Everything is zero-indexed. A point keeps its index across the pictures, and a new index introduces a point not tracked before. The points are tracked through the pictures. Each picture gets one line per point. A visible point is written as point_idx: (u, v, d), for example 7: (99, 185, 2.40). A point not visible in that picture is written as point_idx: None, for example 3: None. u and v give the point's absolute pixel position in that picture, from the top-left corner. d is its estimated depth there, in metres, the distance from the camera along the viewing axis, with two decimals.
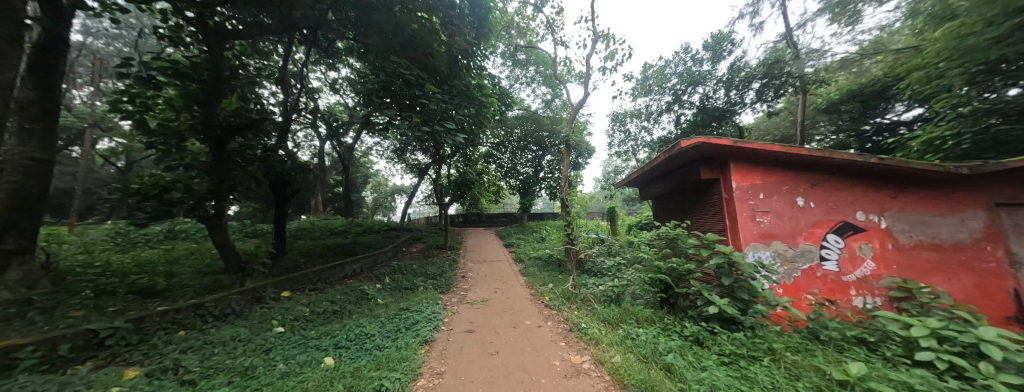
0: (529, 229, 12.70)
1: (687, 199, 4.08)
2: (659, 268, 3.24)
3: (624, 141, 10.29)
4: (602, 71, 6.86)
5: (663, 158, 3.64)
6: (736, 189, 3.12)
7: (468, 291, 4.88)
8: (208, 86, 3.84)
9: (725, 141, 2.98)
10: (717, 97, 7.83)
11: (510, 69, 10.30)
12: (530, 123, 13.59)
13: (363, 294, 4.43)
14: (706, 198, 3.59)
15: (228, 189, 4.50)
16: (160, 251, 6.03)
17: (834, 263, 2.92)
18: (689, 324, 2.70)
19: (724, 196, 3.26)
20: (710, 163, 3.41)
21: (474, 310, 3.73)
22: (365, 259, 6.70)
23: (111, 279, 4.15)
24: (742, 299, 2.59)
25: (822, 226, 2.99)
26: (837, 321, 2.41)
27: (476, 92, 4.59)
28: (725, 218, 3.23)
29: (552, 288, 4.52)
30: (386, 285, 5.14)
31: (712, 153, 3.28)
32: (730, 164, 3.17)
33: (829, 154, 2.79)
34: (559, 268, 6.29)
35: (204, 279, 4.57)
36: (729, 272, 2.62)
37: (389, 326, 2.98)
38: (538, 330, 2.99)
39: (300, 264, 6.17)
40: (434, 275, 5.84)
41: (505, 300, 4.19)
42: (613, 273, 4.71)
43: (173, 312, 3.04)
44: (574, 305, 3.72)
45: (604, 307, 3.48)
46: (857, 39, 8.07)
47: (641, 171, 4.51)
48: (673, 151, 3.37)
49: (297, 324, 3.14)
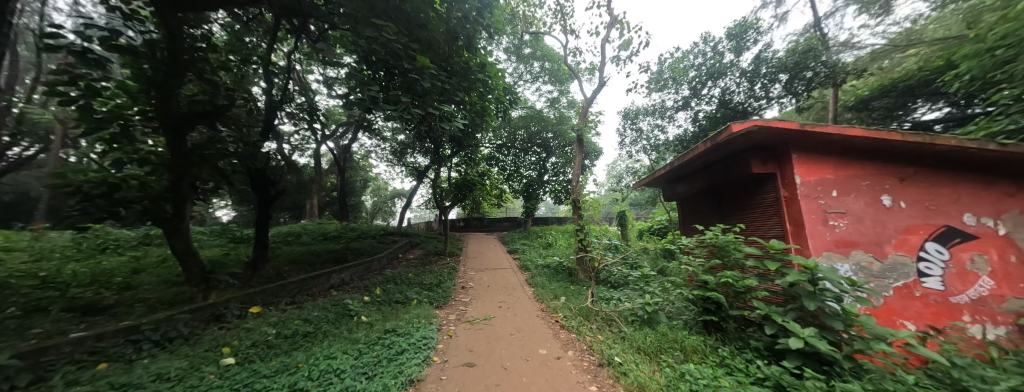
0: (534, 234, 12.10)
1: (729, 199, 3.45)
2: (706, 284, 2.61)
3: (636, 140, 9.56)
4: (616, 61, 6.27)
5: (702, 149, 3.04)
6: (801, 185, 2.52)
7: (468, 306, 4.24)
8: (165, 66, 3.27)
9: (790, 123, 2.38)
10: (739, 91, 7.24)
11: (515, 65, 9.77)
12: (535, 124, 12.97)
13: (345, 310, 3.81)
14: (756, 198, 2.99)
15: (192, 187, 3.92)
16: (128, 259, 5.43)
17: (938, 280, 2.29)
18: (757, 362, 2.04)
19: (785, 194, 2.65)
20: (764, 155, 2.80)
21: (474, 333, 3.07)
22: (355, 268, 6.07)
23: (50, 291, 3.53)
24: (829, 329, 1.97)
25: (917, 232, 2.37)
26: (977, 363, 1.73)
27: (480, 75, 3.98)
28: (786, 222, 2.62)
29: (566, 303, 3.90)
30: (374, 298, 4.52)
31: (768, 141, 2.67)
32: (793, 155, 2.57)
33: (932, 139, 2.18)
34: (571, 278, 5.64)
35: (164, 292, 3.95)
36: (811, 294, 2.02)
37: (366, 359, 2.33)
38: (557, 364, 2.33)
39: (283, 274, 5.56)
40: (429, 287, 5.22)
41: (514, 318, 3.54)
42: (637, 286, 4.06)
43: (96, 339, 2.40)
44: (596, 326, 3.08)
45: (634, 331, 2.82)
46: (885, 33, 7.52)
47: (668, 167, 3.88)
48: (717, 139, 2.78)
49: (254, 355, 2.50)
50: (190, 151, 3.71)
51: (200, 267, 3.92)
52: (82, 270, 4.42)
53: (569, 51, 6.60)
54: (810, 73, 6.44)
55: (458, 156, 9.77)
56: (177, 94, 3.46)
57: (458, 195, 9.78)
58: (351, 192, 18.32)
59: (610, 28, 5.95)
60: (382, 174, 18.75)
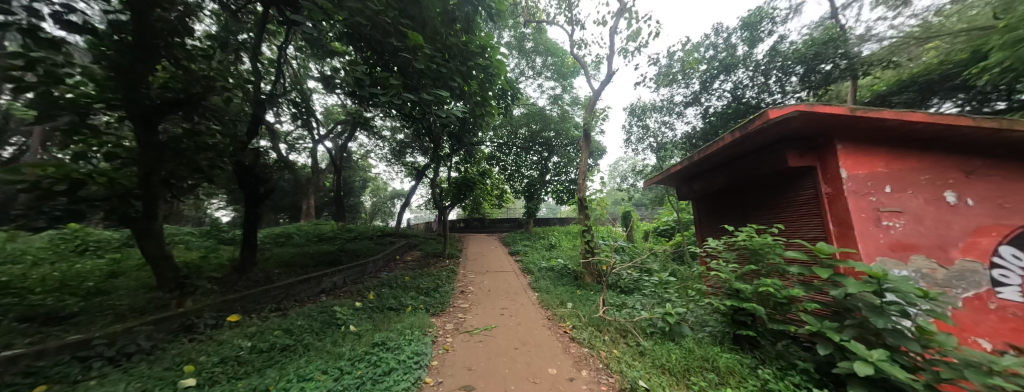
0: (536, 236, 11.76)
1: (756, 197, 3.13)
2: (738, 293, 2.27)
3: (642, 138, 9.22)
4: (624, 52, 5.96)
5: (729, 140, 2.72)
6: (849, 181, 2.20)
7: (468, 313, 3.91)
8: (131, 51, 2.94)
9: (838, 108, 2.06)
10: (751, 85, 6.93)
11: (517, 60, 9.47)
12: (537, 122, 12.64)
13: (333, 317, 3.49)
14: (792, 195, 2.67)
15: (167, 185, 3.60)
16: (108, 261, 5.12)
17: (1017, 290, 1.97)
18: (811, 389, 1.70)
19: (828, 192, 2.33)
20: (801, 146, 2.48)
21: (474, 347, 2.74)
22: (349, 271, 5.74)
23: (8, 298, 3.20)
24: (898, 350, 1.64)
25: (989, 234, 2.06)
26: None
27: (482, 59, 3.66)
28: (831, 222, 2.30)
29: (574, 311, 3.58)
30: (366, 304, 4.20)
31: (809, 130, 2.34)
32: (838, 145, 2.25)
33: (1013, 124, 1.87)
34: (577, 283, 5.30)
35: (137, 299, 3.63)
36: (875, 308, 1.68)
37: (347, 381, 1.99)
38: (571, 388, 1.99)
39: (271, 278, 5.24)
40: (426, 291, 4.89)
41: (517, 328, 3.22)
42: (651, 292, 3.73)
43: (34, 357, 2.07)
44: (610, 339, 2.76)
45: (654, 345, 2.50)
46: (903, 25, 7.19)
47: (686, 163, 3.55)
48: (748, 128, 2.45)
49: (220, 375, 2.18)
50: (162, 144, 3.39)
51: (174, 271, 3.61)
52: (51, 274, 4.09)
53: (575, 42, 6.30)
54: (828, 66, 6.11)
55: (458, 155, 9.44)
56: (145, 81, 3.13)
57: (458, 195, 9.47)
58: (350, 192, 18.05)
59: (618, 18, 5.66)
60: (382, 174, 18.46)
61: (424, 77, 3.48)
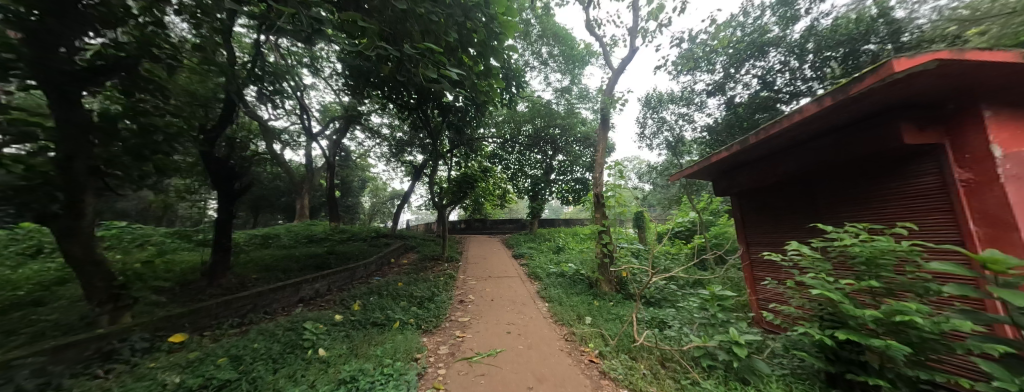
0: (541, 238, 10.98)
1: (834, 189, 2.47)
2: (846, 320, 1.59)
3: (657, 132, 8.54)
4: (646, 31, 5.31)
5: (808, 113, 2.05)
6: (1006, 163, 1.55)
7: (467, 330, 3.26)
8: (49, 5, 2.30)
9: (1009, 53, 1.39)
10: (783, 70, 6.24)
11: (523, 49, 8.85)
12: (542, 118, 11.94)
13: (299, 337, 2.82)
14: (896, 182, 2.02)
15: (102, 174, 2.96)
16: (62, 264, 4.52)
17: None
18: None
19: (968, 178, 1.68)
20: (919, 118, 1.81)
21: (474, 386, 2.07)
22: (335, 277, 5.10)
23: None
24: None
25: None
26: None
27: (484, 20, 3.03)
28: (975, 220, 1.64)
29: (598, 331, 2.91)
30: (346, 318, 3.52)
31: (943, 89, 1.66)
32: (984, 112, 1.60)
33: None
34: (593, 291, 4.64)
35: (65, 313, 3.01)
36: None
37: None
38: None
39: (245, 284, 4.60)
40: (420, 301, 4.23)
41: (528, 354, 2.57)
42: (691, 307, 3.05)
43: None
44: (651, 375, 2.10)
45: (718, 388, 1.83)
46: None
47: (734, 150, 2.88)
48: (848, 92, 1.76)
49: None
50: (93, 124, 2.75)
51: (110, 280, 3.02)
52: None
53: (590, 21, 5.66)
54: (873, 47, 5.37)
55: (459, 151, 8.76)
56: (66, 44, 2.48)
57: (458, 194, 8.76)
58: (348, 192, 17.47)
59: None
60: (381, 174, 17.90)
61: (413, 43, 2.85)
